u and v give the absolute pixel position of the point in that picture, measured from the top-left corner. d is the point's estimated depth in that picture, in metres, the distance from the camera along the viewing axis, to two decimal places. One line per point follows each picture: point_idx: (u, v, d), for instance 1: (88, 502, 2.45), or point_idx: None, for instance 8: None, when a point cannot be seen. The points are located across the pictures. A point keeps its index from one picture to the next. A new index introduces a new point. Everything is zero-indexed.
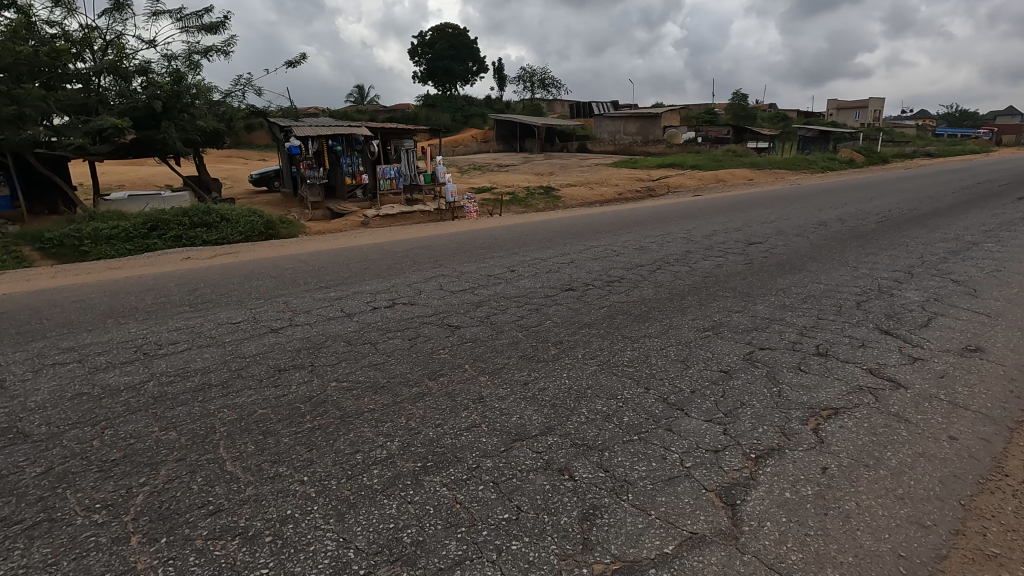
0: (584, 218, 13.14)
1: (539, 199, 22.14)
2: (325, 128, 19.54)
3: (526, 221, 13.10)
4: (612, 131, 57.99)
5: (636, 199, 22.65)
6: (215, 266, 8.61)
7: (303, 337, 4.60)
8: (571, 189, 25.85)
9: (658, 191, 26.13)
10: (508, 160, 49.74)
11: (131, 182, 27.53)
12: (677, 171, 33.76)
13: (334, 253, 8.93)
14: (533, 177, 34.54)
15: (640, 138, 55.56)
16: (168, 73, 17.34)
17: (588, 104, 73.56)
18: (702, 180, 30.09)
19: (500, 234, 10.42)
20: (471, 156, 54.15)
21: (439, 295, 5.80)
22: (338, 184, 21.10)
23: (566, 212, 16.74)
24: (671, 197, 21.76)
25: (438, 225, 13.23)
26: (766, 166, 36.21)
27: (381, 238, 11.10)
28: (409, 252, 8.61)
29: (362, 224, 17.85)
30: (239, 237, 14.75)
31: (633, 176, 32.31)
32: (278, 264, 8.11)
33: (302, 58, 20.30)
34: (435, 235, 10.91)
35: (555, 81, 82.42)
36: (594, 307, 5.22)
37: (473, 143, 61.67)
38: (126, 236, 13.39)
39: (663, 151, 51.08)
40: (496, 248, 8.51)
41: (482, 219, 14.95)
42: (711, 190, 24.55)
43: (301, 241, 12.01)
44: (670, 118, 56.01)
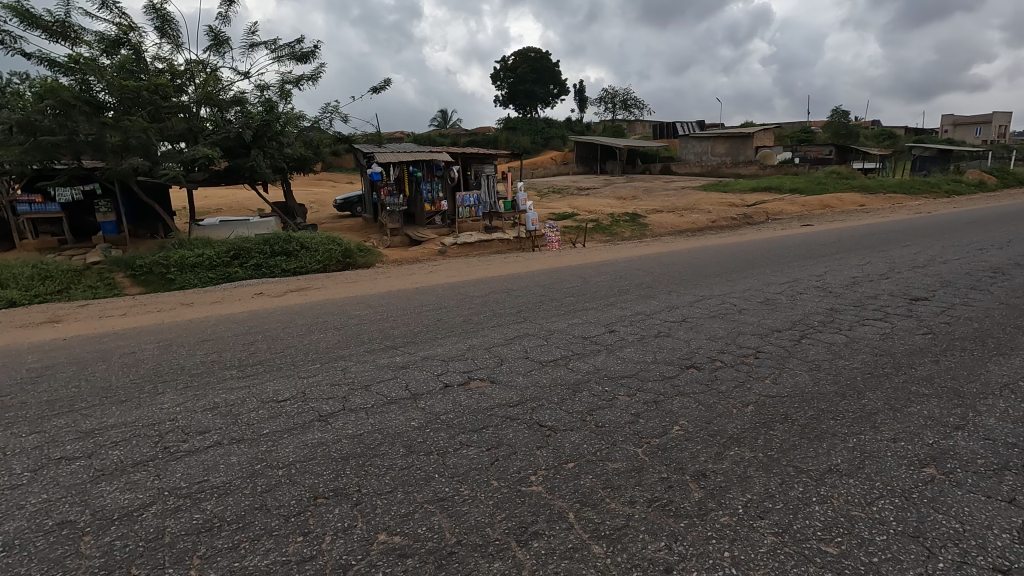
0: (683, 254, 11.64)
1: (625, 227, 20.69)
2: (406, 154, 19.33)
3: (615, 256, 11.79)
4: (698, 152, 55.33)
5: (733, 228, 20.61)
6: (283, 305, 8.07)
7: (352, 433, 3.62)
8: (658, 215, 24.17)
9: (756, 220, 23.83)
10: (588, 183, 48.53)
11: (228, 206, 28.99)
12: (774, 197, 31.01)
13: (408, 295, 8.14)
14: (615, 202, 33.05)
15: (729, 159, 52.48)
16: (260, 103, 17.77)
17: (672, 124, 71.11)
18: (805, 207, 27.29)
19: (589, 273, 9.22)
20: (550, 179, 53.43)
21: (524, 369, 4.68)
22: (417, 211, 20.84)
23: (658, 244, 15.22)
24: (775, 226, 19.53)
25: (519, 260, 12.21)
26: (880, 191, 32.48)
27: (458, 274, 10.24)
28: (488, 297, 7.63)
29: (439, 253, 17.27)
30: (317, 266, 14.55)
31: (725, 202, 30.00)
32: (346, 308, 7.40)
33: (387, 84, 20.33)
34: (515, 272, 9.90)
35: (637, 102, 80.64)
36: (732, 402, 3.89)
37: (553, 165, 61.11)
38: (210, 264, 13.49)
39: (755, 173, 47.78)
40: (587, 296, 7.32)
41: (565, 252, 13.86)
42: (819, 218, 22.02)
43: (375, 274, 11.44)
44: (764, 137, 52.63)
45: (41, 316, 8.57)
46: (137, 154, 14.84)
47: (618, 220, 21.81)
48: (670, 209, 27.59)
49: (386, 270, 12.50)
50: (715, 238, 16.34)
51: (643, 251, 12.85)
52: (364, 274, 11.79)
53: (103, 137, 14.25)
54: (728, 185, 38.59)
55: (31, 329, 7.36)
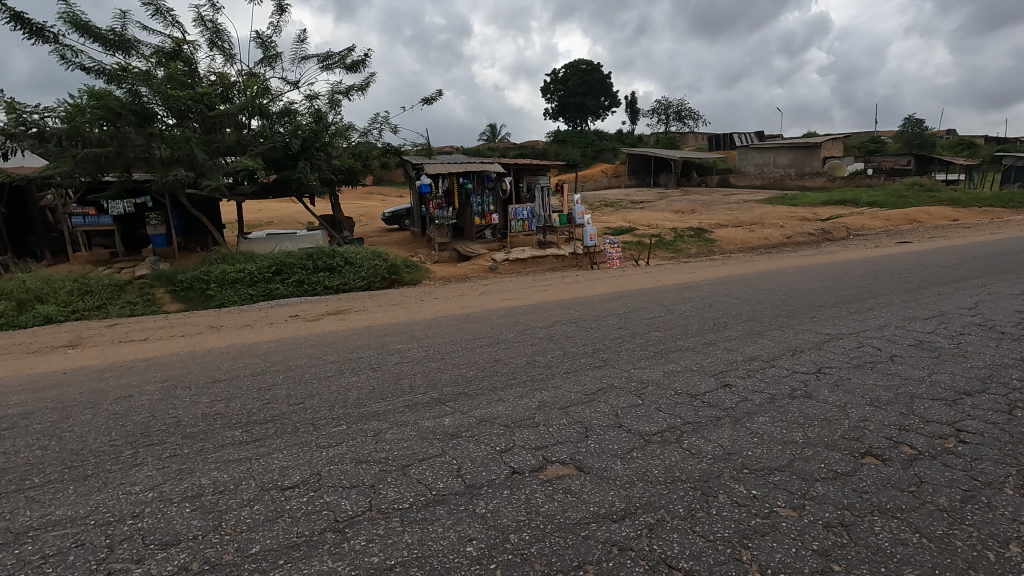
0: (773, 275, 10.00)
1: (690, 244, 19.00)
2: (456, 165, 18.44)
3: (692, 277, 10.27)
4: (759, 164, 52.59)
5: (813, 245, 18.59)
6: (316, 332, 7.03)
7: (379, 567, 2.38)
8: (725, 230, 22.32)
9: (836, 236, 21.62)
10: (641, 196, 46.75)
11: (279, 219, 29.03)
12: (851, 211, 28.46)
13: (457, 323, 6.97)
14: (674, 216, 31.23)
15: (794, 171, 49.51)
16: (308, 113, 17.27)
17: (729, 135, 68.37)
18: (889, 222, 24.74)
19: (669, 299, 7.79)
20: (601, 192, 51.96)
21: (621, 447, 3.37)
22: (467, 225, 19.87)
23: (735, 262, 13.55)
24: (863, 243, 17.42)
25: (580, 280, 10.89)
26: (973, 204, 29.33)
27: (514, 297, 9.00)
28: (554, 330, 6.33)
29: (489, 269, 16.15)
30: (361, 283, 13.69)
31: (795, 216, 27.72)
32: (386, 339, 6.27)
33: (438, 93, 19.58)
34: (580, 296, 8.57)
35: (692, 113, 78.23)
36: (976, 536, 2.43)
37: (604, 178, 59.58)
38: (251, 280, 12.80)
39: (823, 185, 44.71)
40: (676, 331, 5.94)
41: (631, 271, 12.45)
42: (911, 234, 19.68)
43: (421, 295, 10.36)
44: (831, 148, 49.47)
45: (63, 338, 7.87)
46: (184, 166, 14.48)
47: (682, 235, 20.11)
48: (736, 224, 25.63)
49: (433, 289, 11.44)
50: (800, 256, 14.48)
51: (722, 272, 11.26)
52: (409, 294, 10.74)
53: (151, 148, 13.93)
54: (795, 198, 36.06)
55: (43, 356, 6.60)
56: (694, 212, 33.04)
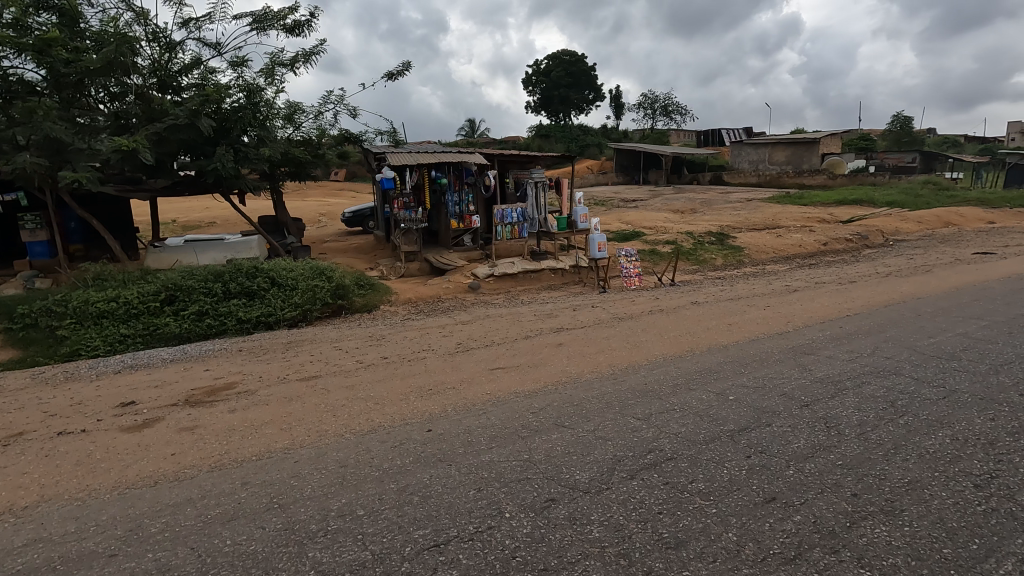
0: (902, 312, 6.56)
1: (713, 253, 15.59)
2: (428, 155, 14.78)
3: (778, 317, 6.75)
4: (754, 160, 49.78)
5: (862, 254, 15.32)
6: (107, 476, 3.37)
7: None
8: (746, 234, 19.06)
9: (876, 242, 18.43)
10: (631, 194, 43.55)
11: (223, 219, 24.97)
12: (873, 211, 25.48)
13: (400, 458, 3.34)
14: (675, 218, 27.96)
15: (791, 168, 46.83)
16: (231, 85, 13.33)
17: (718, 131, 65.74)
18: (926, 224, 21.72)
19: (799, 386, 4.24)
20: (588, 190, 48.68)
21: None
22: (441, 229, 16.23)
23: (803, 282, 10.13)
24: (926, 253, 14.27)
25: (606, 320, 7.30)
26: (1003, 204, 26.58)
27: (510, 364, 5.36)
28: (616, 511, 2.73)
29: (469, 288, 12.52)
30: (292, 314, 9.98)
31: (813, 218, 24.61)
32: (219, 538, 2.63)
33: (404, 67, 15.88)
34: (625, 368, 4.96)
35: (680, 108, 75.44)
36: None
37: (591, 175, 56.25)
38: (127, 313, 8.98)
39: (825, 184, 41.98)
40: (922, 534, 2.47)
41: (666, 298, 8.98)
42: (969, 240, 16.66)
43: (361, 349, 6.66)
44: (830, 144, 46.95)
45: None
46: (47, 150, 10.54)
47: (699, 241, 16.70)
48: (751, 227, 22.41)
49: (385, 332, 7.76)
50: (875, 271, 11.17)
51: (806, 301, 7.76)
52: (346, 344, 7.03)
53: None
54: (803, 197, 33.14)
55: None
56: (696, 213, 29.82)
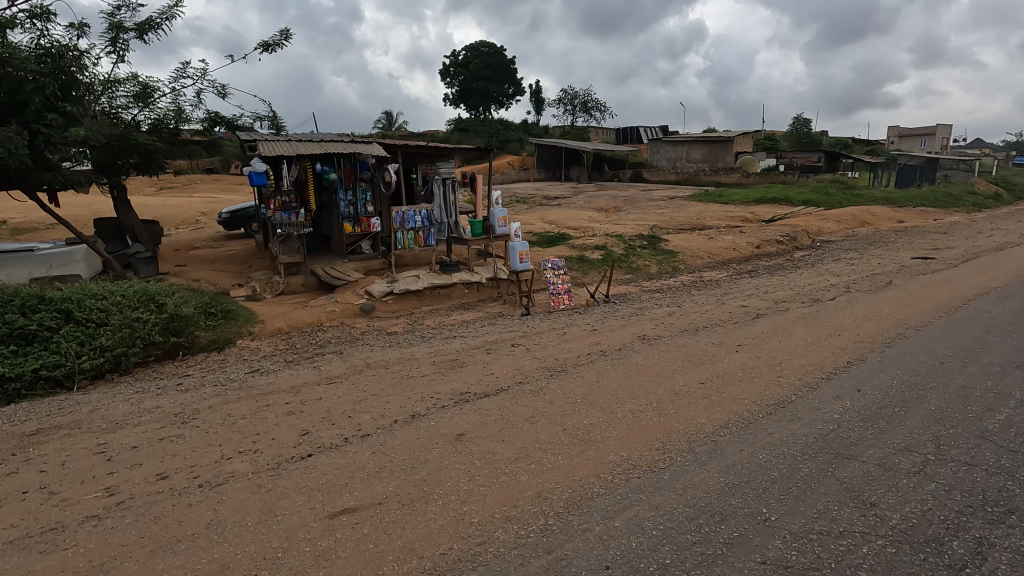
0: (915, 356, 5.00)
1: (645, 260, 14.13)
2: (312, 145, 12.10)
3: (760, 368, 4.99)
4: (673, 159, 49.67)
5: (797, 259, 14.43)
6: None
7: None
8: (676, 236, 17.87)
9: (803, 243, 17.90)
10: (554, 191, 42.29)
11: (70, 220, 20.57)
12: (792, 210, 25.50)
13: None
14: (599, 218, 26.68)
15: (707, 166, 47.56)
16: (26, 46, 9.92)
17: (636, 129, 66.39)
18: (845, 224, 21.74)
19: (879, 568, 2.36)
20: (509, 187, 46.89)
21: None
22: (334, 234, 13.58)
23: (757, 298, 8.66)
24: (863, 258, 13.51)
25: (532, 375, 5.24)
26: (907, 203, 27.55)
27: (371, 497, 3.15)
28: None
29: (361, 312, 10.04)
30: (94, 362, 7.11)
31: (736, 217, 24.15)
32: None
33: (281, 36, 12.99)
34: (564, 510, 2.90)
35: (599, 105, 75.75)
36: None
37: (512, 171, 54.59)
38: None
39: (739, 182, 42.84)
40: None
41: (607, 330, 7.08)
42: (894, 242, 16.31)
43: (143, 449, 4.14)
44: (742, 143, 48.13)
45: None
46: None
47: (629, 245, 15.20)
48: (678, 229, 21.42)
49: (209, 401, 5.25)
50: (827, 283, 10.00)
51: (782, 335, 6.10)
52: (129, 434, 4.48)
53: None
54: (723, 195, 33.23)
55: None
56: (620, 213, 28.77)
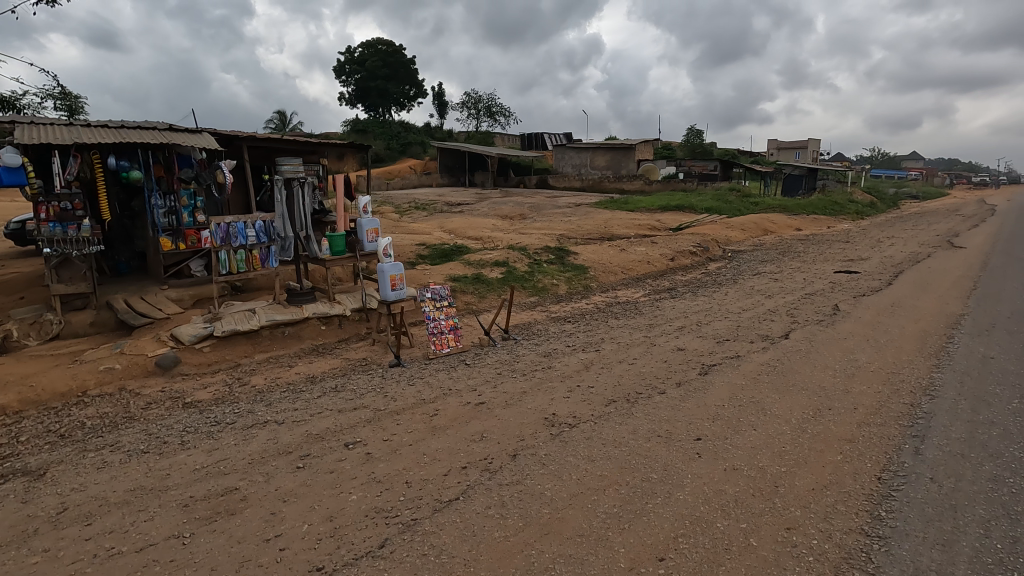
0: (978, 469, 3.15)
1: (552, 279, 12.15)
2: (104, 131, 8.77)
3: (753, 510, 2.88)
4: (577, 164, 49.43)
5: (715, 274, 13.17)
6: None
7: None
8: (586, 247, 16.20)
9: (715, 254, 16.93)
10: (457, 198, 40.06)
11: None
12: (697, 218, 25.07)
13: None
14: (503, 227, 24.63)
15: (611, 173, 47.57)
16: None
17: (541, 135, 65.93)
18: (749, 231, 21.38)
19: None
20: (410, 193, 43.93)
21: None
22: (150, 252, 10.26)
23: (692, 336, 6.82)
24: (783, 272, 12.47)
25: (350, 550, 2.77)
26: (800, 210, 28.27)
27: None
28: None
29: (153, 370, 7.00)
30: None
31: (644, 226, 23.18)
32: None
33: None
34: None
35: (504, 111, 74.73)
36: None
37: (414, 175, 51.63)
38: None
39: (642, 189, 43.04)
40: None
41: (501, 403, 4.78)
42: (805, 252, 15.71)
43: None
44: (644, 151, 48.78)
45: None
46: None
47: (534, 260, 13.18)
48: (585, 239, 19.86)
49: None
50: (761, 308, 8.48)
51: (752, 413, 4.11)
52: None
53: None
54: (629, 202, 32.66)
55: None
56: (524, 221, 26.97)
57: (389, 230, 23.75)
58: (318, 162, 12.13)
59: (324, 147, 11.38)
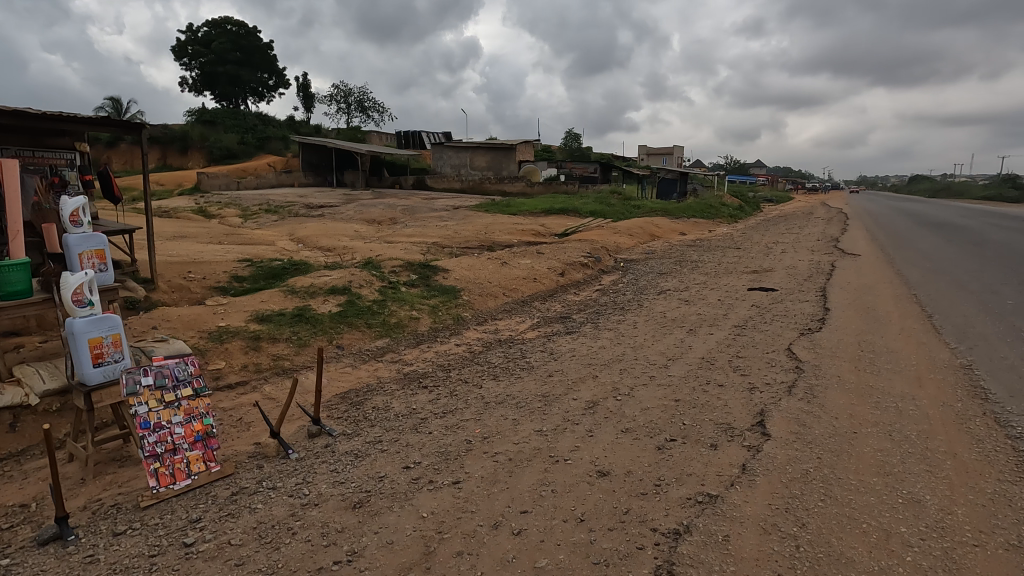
0: None
1: (411, 309, 9.09)
2: None
3: None
4: (456, 165, 46.71)
5: (613, 295, 10.98)
6: None
7: None
8: (461, 260, 13.39)
9: (606, 265, 14.96)
10: (321, 200, 35.45)
11: None
12: (582, 222, 23.45)
13: None
14: (367, 234, 21.03)
15: (492, 175, 45.47)
16: None
17: (418, 134, 62.38)
18: (638, 237, 20.02)
19: None
20: (265, 194, 38.28)
21: None
22: None
23: (616, 432, 4.15)
24: (690, 289, 10.57)
25: None
26: (681, 213, 27.96)
27: None
28: None
29: None
30: None
31: (527, 232, 20.97)
32: None
33: None
34: None
35: (377, 108, 70.05)
36: None
37: (272, 174, 45.60)
38: None
39: (524, 191, 41.39)
40: None
41: None
42: (702, 262, 14.25)
43: None
44: (524, 151, 47.41)
45: None
46: None
47: (388, 283, 9.99)
48: (461, 249, 17.02)
49: None
50: (692, 354, 6.12)
51: None
52: None
53: None
54: (510, 204, 30.62)
55: None
56: (395, 227, 23.57)
57: (219, 239, 19.11)
58: (72, 148, 8.39)
59: (60, 123, 7.35)
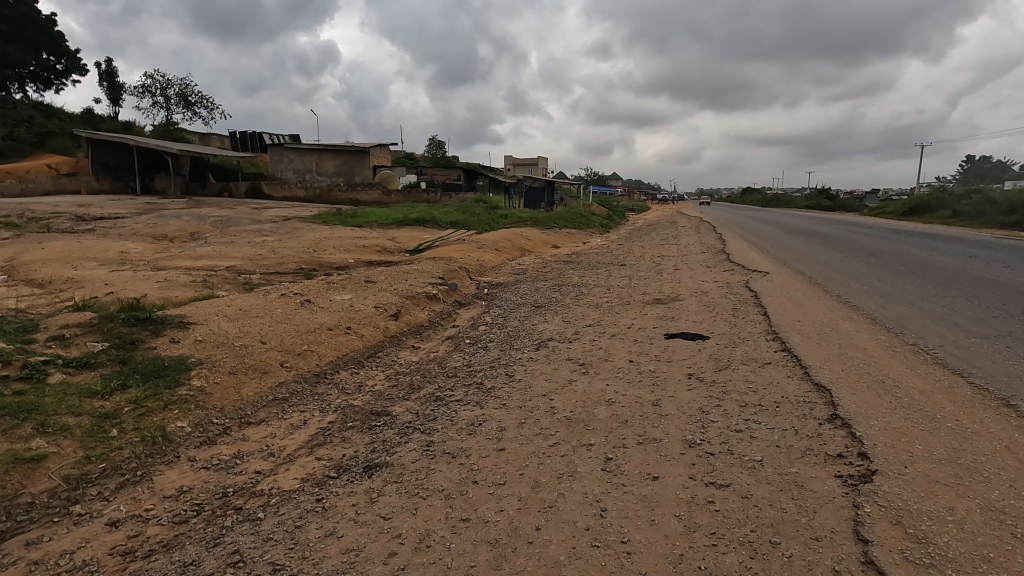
0: None
1: (34, 435, 4.25)
2: None
3: None
4: (298, 169, 40.28)
5: (468, 355, 7.03)
6: None
7: None
8: (237, 300, 8.58)
9: (465, 294, 11.02)
10: (109, 210, 27.44)
11: None
12: (440, 235, 19.43)
13: None
14: (135, 256, 14.93)
15: (342, 181, 39.78)
16: None
17: (257, 135, 54.20)
18: (505, 251, 16.52)
19: None
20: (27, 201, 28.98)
21: None
22: None
23: None
24: (583, 338, 7.00)
25: None
26: (551, 222, 25.19)
27: None
28: None
29: None
30: None
31: (368, 249, 16.43)
32: None
33: None
34: None
35: (205, 104, 60.06)
36: None
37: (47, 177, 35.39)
38: None
39: (379, 200, 36.43)
40: None
41: None
42: (588, 286, 10.93)
43: None
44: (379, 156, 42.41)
45: None
46: None
47: (14, 370, 4.99)
48: (264, 278, 12.09)
49: None
50: None
51: None
52: None
53: None
54: (357, 215, 25.69)
55: None
56: (187, 245, 17.53)
57: None
58: None
59: None
